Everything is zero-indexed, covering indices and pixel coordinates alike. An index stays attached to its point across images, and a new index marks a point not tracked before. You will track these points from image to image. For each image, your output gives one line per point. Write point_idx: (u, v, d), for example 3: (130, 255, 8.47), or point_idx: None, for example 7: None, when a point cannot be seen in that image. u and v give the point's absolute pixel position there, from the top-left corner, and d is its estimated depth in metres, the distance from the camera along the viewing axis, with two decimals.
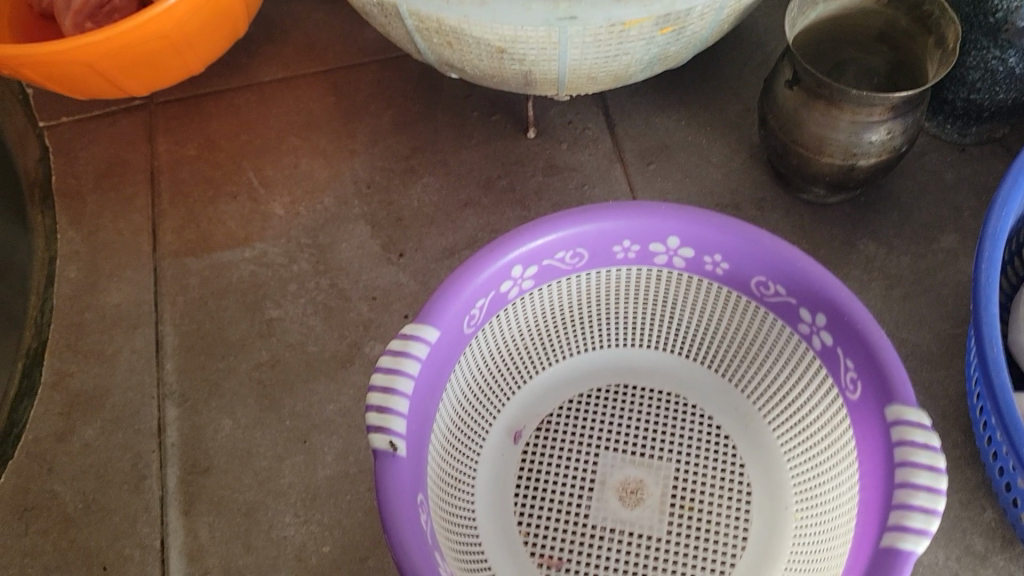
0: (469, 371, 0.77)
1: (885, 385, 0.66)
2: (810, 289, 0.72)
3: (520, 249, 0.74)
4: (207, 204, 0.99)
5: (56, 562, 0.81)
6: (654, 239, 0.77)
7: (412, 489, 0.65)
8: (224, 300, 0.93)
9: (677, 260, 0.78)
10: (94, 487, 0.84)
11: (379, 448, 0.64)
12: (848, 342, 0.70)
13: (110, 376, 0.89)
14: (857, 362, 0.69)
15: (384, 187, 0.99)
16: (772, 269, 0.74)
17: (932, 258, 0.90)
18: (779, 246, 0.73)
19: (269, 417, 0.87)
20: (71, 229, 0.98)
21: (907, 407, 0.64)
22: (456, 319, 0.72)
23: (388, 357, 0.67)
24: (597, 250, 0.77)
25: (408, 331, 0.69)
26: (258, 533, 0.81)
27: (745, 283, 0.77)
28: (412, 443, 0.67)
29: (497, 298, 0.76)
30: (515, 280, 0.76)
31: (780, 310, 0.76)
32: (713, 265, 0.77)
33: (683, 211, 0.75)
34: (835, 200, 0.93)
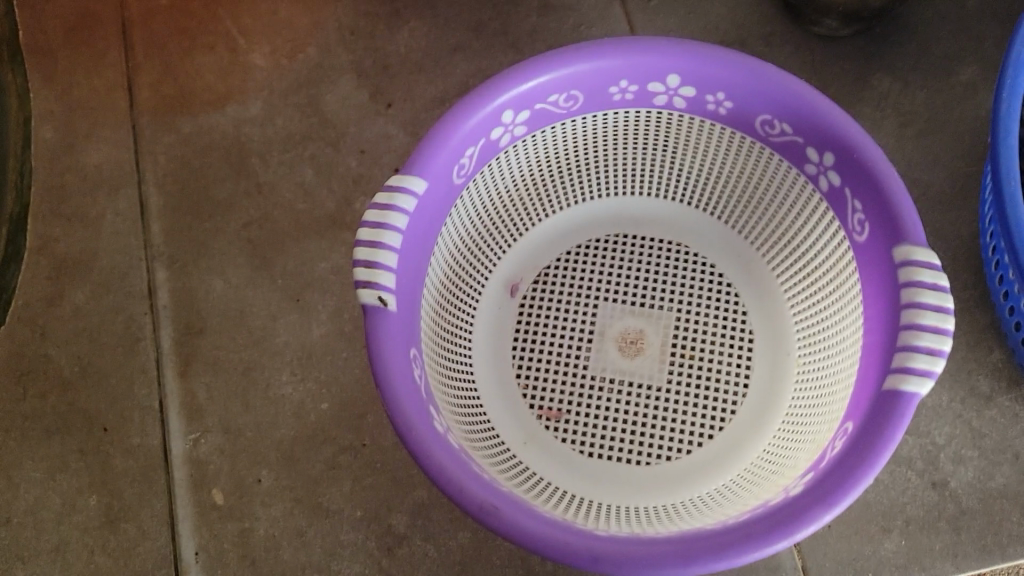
0: (461, 224, 0.74)
1: (894, 225, 0.63)
2: (819, 127, 0.68)
3: (510, 92, 0.69)
4: (184, 57, 0.94)
5: (58, 424, 0.81)
6: (652, 78, 0.71)
7: (404, 344, 0.64)
8: (207, 158, 0.90)
9: (678, 100, 0.73)
10: (89, 351, 0.83)
11: (369, 304, 0.62)
12: (857, 181, 0.66)
13: (96, 239, 0.87)
14: (865, 203, 0.66)
15: (369, 33, 0.94)
16: (778, 107, 0.69)
17: (950, 92, 0.85)
18: (787, 81, 0.68)
19: (261, 277, 0.85)
20: (44, 88, 0.93)
21: (916, 248, 0.61)
22: (443, 169, 0.68)
23: (374, 210, 0.65)
24: (592, 92, 0.72)
25: (395, 184, 0.66)
26: (256, 392, 0.81)
27: (750, 123, 0.72)
28: (402, 298, 0.65)
29: (488, 147, 0.72)
30: (506, 126, 0.72)
31: (786, 151, 0.72)
32: (715, 105, 0.72)
33: (683, 46, 0.69)
34: (846, 33, 0.88)
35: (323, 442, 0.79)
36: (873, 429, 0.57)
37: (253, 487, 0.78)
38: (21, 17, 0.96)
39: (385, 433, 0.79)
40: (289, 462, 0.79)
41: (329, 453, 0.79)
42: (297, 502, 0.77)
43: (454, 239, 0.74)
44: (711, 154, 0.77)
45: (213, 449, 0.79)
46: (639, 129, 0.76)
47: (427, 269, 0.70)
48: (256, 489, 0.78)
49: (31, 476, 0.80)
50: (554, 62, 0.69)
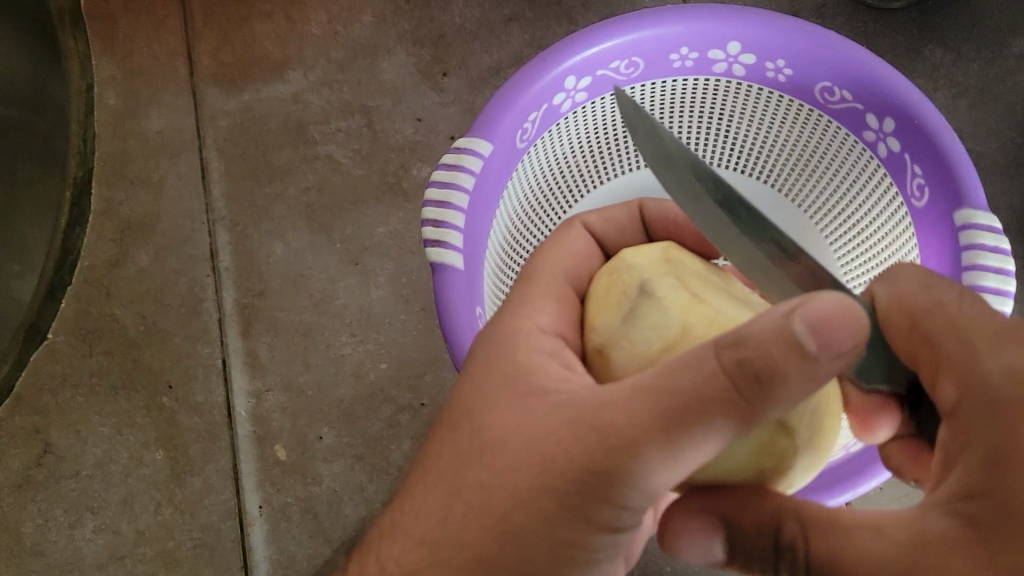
0: (520, 190, 0.73)
1: (953, 190, 0.64)
2: (881, 93, 0.68)
3: (574, 58, 0.70)
4: (241, 25, 0.96)
5: (124, 381, 0.83)
6: (714, 44, 0.71)
7: (470, 303, 0.64)
8: (266, 125, 0.91)
9: (737, 68, 0.73)
10: (153, 311, 0.85)
11: (440, 261, 0.63)
12: (919, 147, 0.67)
13: (158, 203, 0.89)
14: (926, 168, 0.66)
15: (424, 3, 0.95)
16: (840, 74, 0.69)
17: (1002, 63, 0.86)
18: (849, 48, 0.69)
19: (319, 240, 0.87)
20: (105, 54, 0.95)
21: (975, 212, 0.62)
22: (508, 133, 0.68)
23: (443, 171, 0.66)
24: (652, 58, 0.73)
25: (463, 146, 0.67)
26: (317, 352, 0.83)
27: (809, 90, 0.72)
28: (469, 260, 0.65)
29: (550, 112, 0.71)
30: (568, 93, 0.71)
31: (845, 118, 0.72)
32: (775, 72, 0.72)
33: (746, 12, 0.70)
34: (899, 4, 0.88)
35: (382, 401, 0.81)
36: None
37: (315, 444, 0.80)
38: None
39: (443, 393, 0.81)
40: (349, 420, 0.81)
41: (389, 412, 0.80)
42: (357, 459, 0.79)
43: (511, 205, 0.72)
44: (768, 121, 0.76)
45: (276, 407, 0.82)
46: (698, 97, 0.76)
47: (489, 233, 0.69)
48: (317, 445, 0.80)
49: (98, 431, 0.82)
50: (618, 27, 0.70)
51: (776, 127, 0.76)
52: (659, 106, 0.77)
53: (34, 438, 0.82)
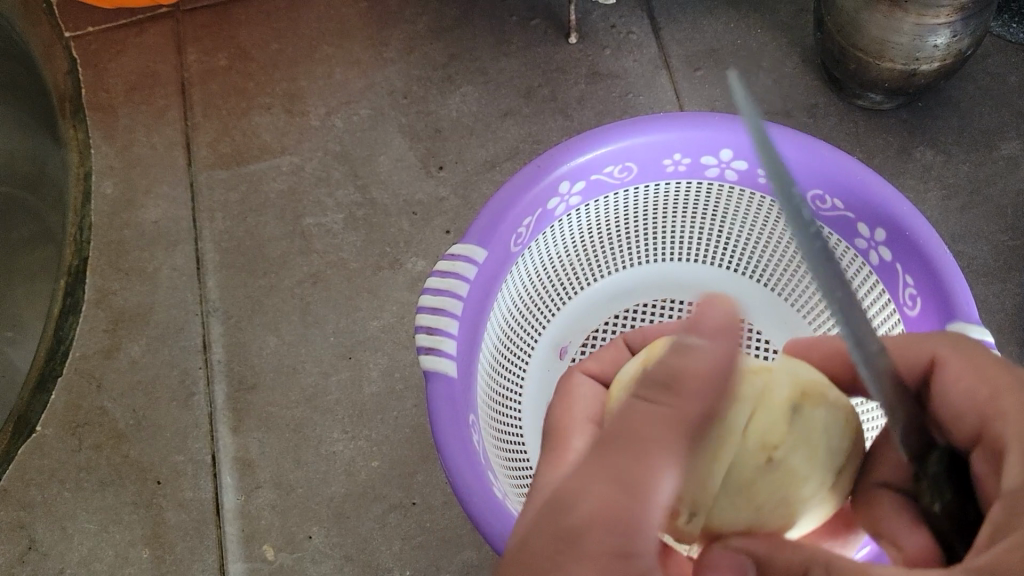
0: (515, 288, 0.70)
1: (945, 302, 0.59)
2: (869, 202, 0.65)
3: (563, 164, 0.67)
4: (242, 116, 0.97)
5: (111, 476, 0.82)
6: (705, 151, 0.68)
7: (464, 408, 0.60)
8: (263, 216, 0.92)
9: (729, 173, 0.70)
10: (144, 404, 0.85)
11: (432, 369, 0.60)
12: (908, 258, 0.63)
13: (152, 294, 0.89)
14: (917, 277, 0.62)
15: (422, 97, 0.96)
16: (829, 181, 0.66)
17: (992, 166, 0.87)
18: (837, 158, 0.65)
19: (313, 333, 0.87)
20: (105, 143, 0.97)
21: (968, 324, 0.58)
22: (505, 239, 0.65)
23: (434, 277, 0.63)
24: (646, 164, 0.70)
25: (456, 251, 0.64)
26: (308, 449, 0.82)
27: (800, 197, 0.68)
28: (463, 368, 0.62)
29: (544, 217, 0.68)
30: (562, 197, 0.68)
31: (837, 225, 0.68)
32: (766, 178, 0.69)
33: (738, 121, 0.67)
34: (891, 106, 0.90)
35: (373, 500, 0.80)
36: None
37: (304, 543, 0.79)
38: (85, 75, 0.99)
39: (435, 492, 0.80)
40: (340, 519, 0.79)
41: (380, 511, 0.79)
42: (347, 560, 0.78)
43: (507, 303, 0.70)
44: (760, 224, 0.72)
45: (265, 504, 0.80)
46: (689, 198, 0.73)
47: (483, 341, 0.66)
48: (307, 544, 0.79)
49: (84, 527, 0.81)
50: (610, 133, 0.67)
51: (768, 230, 0.72)
52: (652, 208, 0.74)
53: (20, 533, 0.81)
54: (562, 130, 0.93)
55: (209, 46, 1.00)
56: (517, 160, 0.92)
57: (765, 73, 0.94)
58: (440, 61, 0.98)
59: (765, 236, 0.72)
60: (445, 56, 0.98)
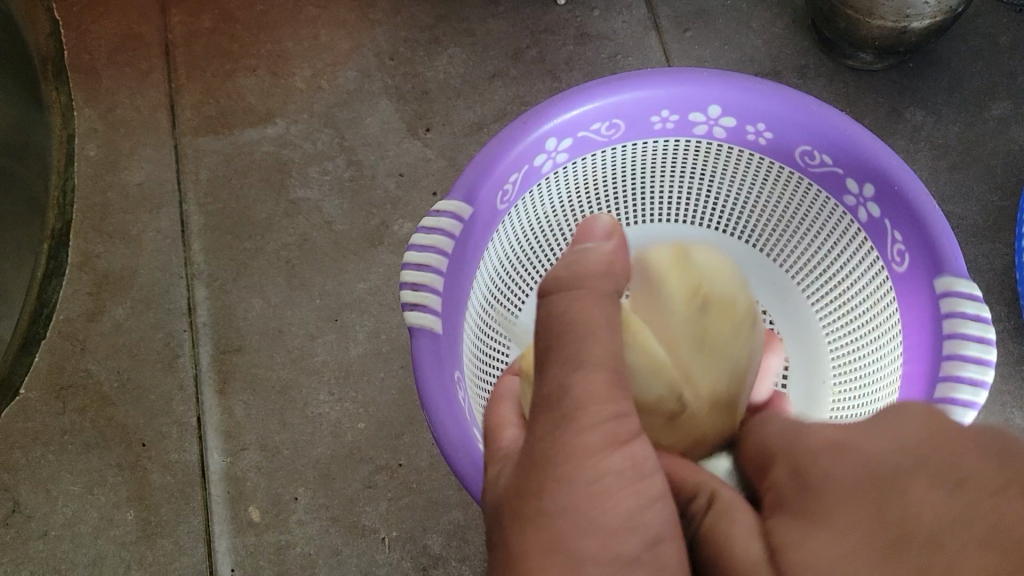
0: (504, 246, 0.67)
1: (935, 258, 0.56)
2: (858, 157, 0.61)
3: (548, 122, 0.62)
4: (226, 79, 0.96)
5: (95, 439, 0.82)
6: (694, 107, 0.64)
7: (450, 364, 0.57)
8: (247, 179, 0.91)
9: (718, 131, 0.65)
10: (128, 366, 0.84)
11: (418, 326, 0.56)
12: (899, 214, 0.59)
13: (136, 257, 0.89)
14: (907, 233, 0.58)
15: (408, 59, 0.95)
16: (819, 137, 0.62)
17: (982, 126, 0.86)
18: (827, 111, 0.61)
19: (299, 295, 0.86)
20: (88, 106, 0.95)
21: (957, 279, 0.55)
22: (487, 196, 0.61)
23: (419, 234, 0.58)
24: (632, 120, 0.65)
25: (442, 206, 0.60)
26: (294, 411, 0.82)
27: (790, 155, 0.65)
28: (449, 325, 0.59)
29: (529, 173, 0.64)
30: (548, 153, 0.64)
31: (827, 182, 0.64)
32: (755, 135, 0.65)
33: (725, 74, 0.63)
34: (881, 66, 0.89)
35: (359, 461, 0.79)
36: None
37: (290, 504, 0.78)
38: (66, 37, 0.98)
39: (421, 453, 0.79)
40: (326, 480, 0.79)
41: (366, 473, 0.79)
42: (333, 521, 0.78)
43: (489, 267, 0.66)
44: (748, 185, 0.69)
45: (251, 466, 0.80)
46: (674, 156, 0.68)
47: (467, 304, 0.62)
48: (293, 506, 0.78)
49: (68, 490, 0.80)
50: (594, 88, 0.62)
51: (756, 190, 0.69)
52: (637, 169, 0.70)
53: (3, 496, 0.80)
54: (551, 92, 0.92)
55: (192, 8, 0.99)
56: (505, 122, 0.91)
57: (754, 34, 0.93)
58: (427, 23, 0.97)
59: (752, 197, 0.69)
60: (432, 18, 0.97)
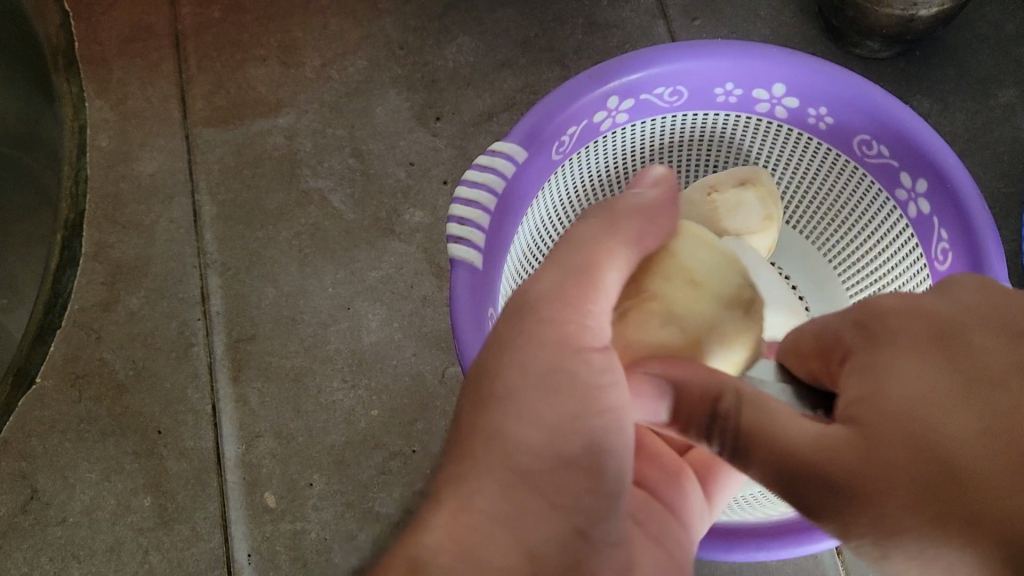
0: (550, 199, 0.69)
1: (976, 259, 0.57)
2: (916, 152, 0.62)
3: (613, 80, 0.64)
4: (236, 69, 0.96)
5: (112, 427, 0.83)
6: (759, 83, 0.66)
7: (485, 302, 0.59)
8: (259, 168, 0.92)
9: (780, 110, 0.68)
10: (143, 354, 0.85)
11: (458, 257, 0.58)
12: (948, 211, 0.60)
13: (150, 247, 0.89)
14: (952, 232, 0.59)
15: (418, 48, 0.96)
16: (883, 129, 0.63)
17: (989, 113, 0.87)
18: (896, 105, 0.63)
19: (312, 284, 0.87)
20: (99, 97, 0.96)
21: (996, 281, 0.55)
22: (544, 143, 0.63)
23: (473, 170, 0.61)
24: (697, 88, 0.67)
25: (497, 147, 0.62)
26: (307, 398, 0.82)
27: (848, 144, 0.67)
28: (488, 264, 0.60)
29: (589, 129, 0.67)
30: (609, 112, 0.67)
31: (880, 175, 0.66)
32: (817, 119, 0.67)
33: (798, 57, 0.65)
34: (887, 55, 0.89)
35: (373, 448, 0.80)
36: None
37: (305, 491, 0.79)
38: (76, 28, 0.98)
39: (434, 440, 0.80)
40: (340, 467, 0.80)
41: (380, 459, 0.80)
42: (348, 506, 0.79)
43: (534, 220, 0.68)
44: (805, 172, 0.72)
45: (266, 453, 0.81)
46: (738, 131, 0.71)
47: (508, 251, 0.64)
48: (308, 492, 0.79)
49: (86, 477, 0.81)
50: (668, 53, 0.65)
51: (813, 179, 0.72)
52: (689, 138, 0.73)
53: (21, 484, 0.81)
54: (559, 81, 0.92)
55: None
56: (514, 111, 0.92)
57: (762, 22, 0.93)
58: (436, 12, 0.97)
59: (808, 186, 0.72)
60: (440, 7, 0.98)
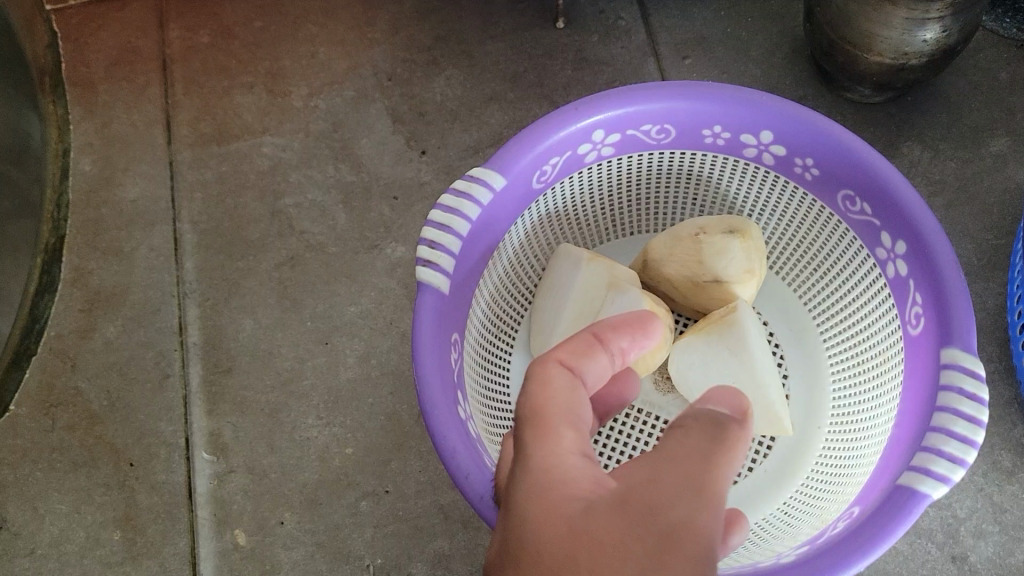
0: (534, 225, 0.71)
1: (946, 325, 0.55)
2: (896, 210, 0.61)
3: (597, 113, 0.65)
4: (223, 95, 0.95)
5: (83, 457, 0.82)
6: (747, 128, 0.66)
7: (448, 326, 0.61)
8: (242, 197, 0.91)
9: (767, 156, 0.67)
10: (118, 384, 0.84)
11: (426, 281, 0.60)
12: (922, 273, 0.59)
13: (129, 274, 0.89)
14: (926, 296, 0.58)
15: (406, 79, 0.95)
16: (864, 184, 0.63)
17: (979, 163, 0.86)
18: (877, 161, 0.62)
19: (290, 317, 0.86)
20: (85, 120, 0.96)
21: (963, 353, 0.53)
22: (524, 172, 0.65)
23: (449, 195, 0.63)
24: (685, 130, 0.67)
25: (476, 174, 0.64)
26: (282, 434, 0.82)
27: (833, 195, 0.66)
28: (456, 288, 0.63)
29: (572, 161, 0.67)
30: (594, 145, 0.67)
31: (863, 231, 0.65)
32: (803, 169, 0.66)
33: (787, 104, 0.64)
34: (879, 100, 0.88)
35: (346, 486, 0.79)
36: (858, 531, 0.50)
37: (276, 529, 0.78)
38: (65, 50, 0.98)
39: (408, 480, 0.79)
40: (312, 506, 0.79)
41: (352, 498, 0.79)
42: (318, 546, 0.78)
43: (510, 251, 0.70)
44: (789, 220, 0.71)
45: (238, 489, 0.80)
46: (725, 173, 0.71)
47: (478, 282, 0.66)
48: (278, 530, 0.78)
49: (55, 508, 0.80)
50: (654, 91, 0.65)
51: (797, 229, 0.71)
52: (678, 177, 0.73)
53: None
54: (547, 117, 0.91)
55: (192, 22, 0.99)
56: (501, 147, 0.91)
57: (754, 63, 0.92)
58: (426, 44, 0.97)
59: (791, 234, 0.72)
60: (431, 38, 0.97)
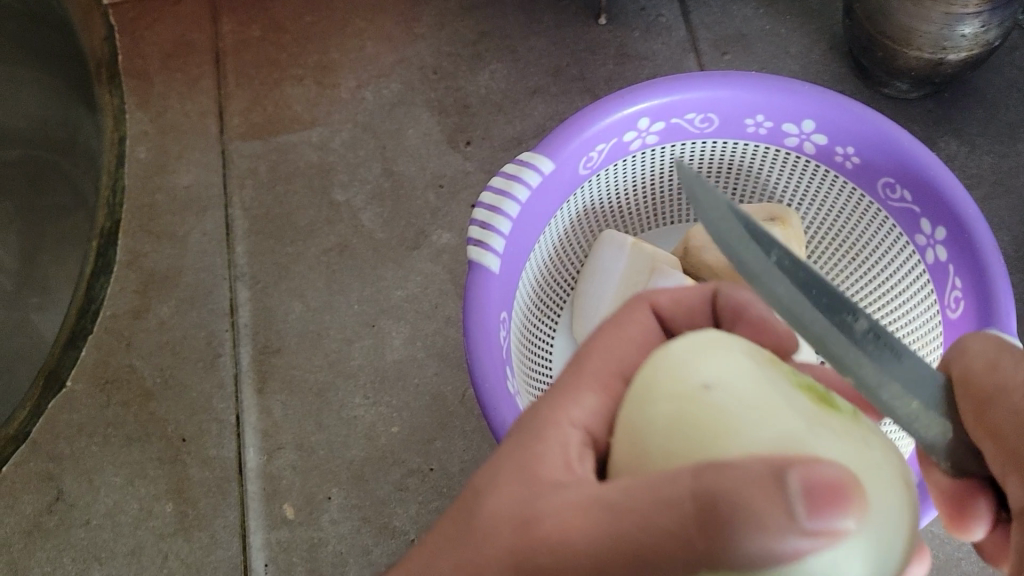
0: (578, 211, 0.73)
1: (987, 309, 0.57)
2: (937, 199, 0.62)
3: (643, 101, 0.67)
4: (273, 87, 0.98)
5: (137, 433, 0.84)
6: (790, 117, 0.67)
7: (498, 304, 0.63)
8: (292, 185, 0.94)
9: (808, 145, 0.69)
10: (171, 363, 0.87)
11: (476, 259, 0.62)
12: (963, 259, 0.60)
13: (182, 257, 0.91)
14: (966, 281, 0.59)
15: (451, 73, 0.98)
16: (903, 173, 0.64)
17: (1016, 158, 0.87)
18: (917, 150, 0.63)
19: (339, 300, 0.88)
20: (139, 110, 0.99)
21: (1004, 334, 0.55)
22: (572, 158, 0.67)
23: (500, 177, 0.65)
24: (728, 118, 0.69)
25: (525, 159, 0.66)
26: (329, 413, 0.84)
27: (873, 183, 0.67)
28: (505, 268, 0.65)
29: (617, 149, 0.69)
30: (639, 133, 0.69)
31: (902, 219, 0.66)
32: (843, 158, 0.68)
33: (829, 94, 0.66)
34: (916, 95, 0.90)
35: (392, 464, 0.82)
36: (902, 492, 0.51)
37: (323, 504, 0.81)
38: (121, 43, 1.02)
39: (452, 459, 0.81)
40: (359, 482, 0.81)
41: (397, 475, 0.81)
42: (364, 521, 0.80)
43: (556, 234, 0.72)
44: (829, 208, 0.73)
45: (287, 465, 0.82)
46: (766, 162, 0.73)
47: (525, 262, 0.68)
48: (325, 505, 0.80)
49: (111, 481, 0.83)
50: (698, 81, 0.67)
51: (836, 217, 0.73)
52: (718, 167, 0.75)
53: (48, 485, 0.83)
54: None
55: (243, 17, 1.02)
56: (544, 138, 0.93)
57: (792, 59, 0.95)
58: (471, 39, 0.99)
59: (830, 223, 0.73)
60: (475, 34, 1.00)
